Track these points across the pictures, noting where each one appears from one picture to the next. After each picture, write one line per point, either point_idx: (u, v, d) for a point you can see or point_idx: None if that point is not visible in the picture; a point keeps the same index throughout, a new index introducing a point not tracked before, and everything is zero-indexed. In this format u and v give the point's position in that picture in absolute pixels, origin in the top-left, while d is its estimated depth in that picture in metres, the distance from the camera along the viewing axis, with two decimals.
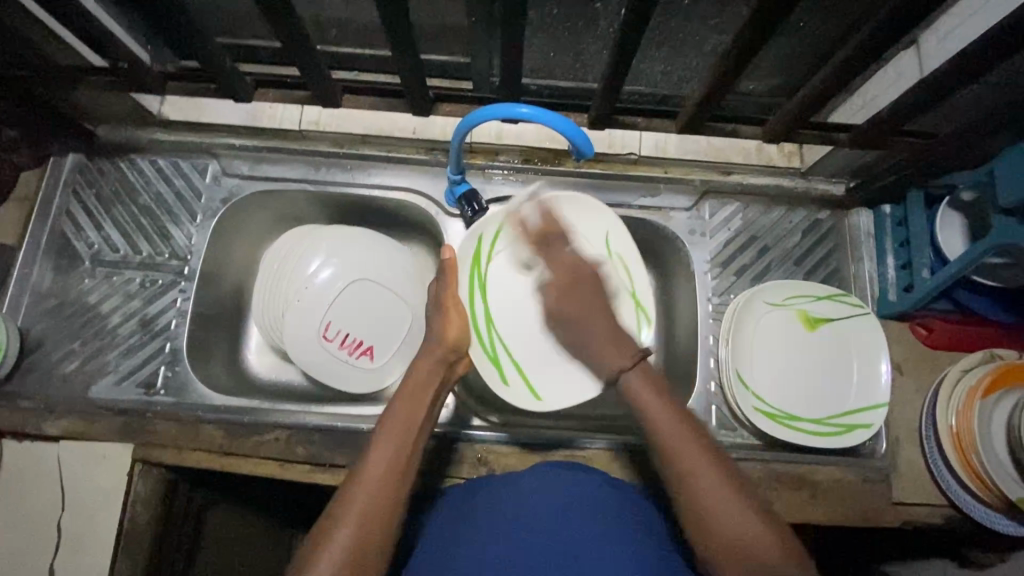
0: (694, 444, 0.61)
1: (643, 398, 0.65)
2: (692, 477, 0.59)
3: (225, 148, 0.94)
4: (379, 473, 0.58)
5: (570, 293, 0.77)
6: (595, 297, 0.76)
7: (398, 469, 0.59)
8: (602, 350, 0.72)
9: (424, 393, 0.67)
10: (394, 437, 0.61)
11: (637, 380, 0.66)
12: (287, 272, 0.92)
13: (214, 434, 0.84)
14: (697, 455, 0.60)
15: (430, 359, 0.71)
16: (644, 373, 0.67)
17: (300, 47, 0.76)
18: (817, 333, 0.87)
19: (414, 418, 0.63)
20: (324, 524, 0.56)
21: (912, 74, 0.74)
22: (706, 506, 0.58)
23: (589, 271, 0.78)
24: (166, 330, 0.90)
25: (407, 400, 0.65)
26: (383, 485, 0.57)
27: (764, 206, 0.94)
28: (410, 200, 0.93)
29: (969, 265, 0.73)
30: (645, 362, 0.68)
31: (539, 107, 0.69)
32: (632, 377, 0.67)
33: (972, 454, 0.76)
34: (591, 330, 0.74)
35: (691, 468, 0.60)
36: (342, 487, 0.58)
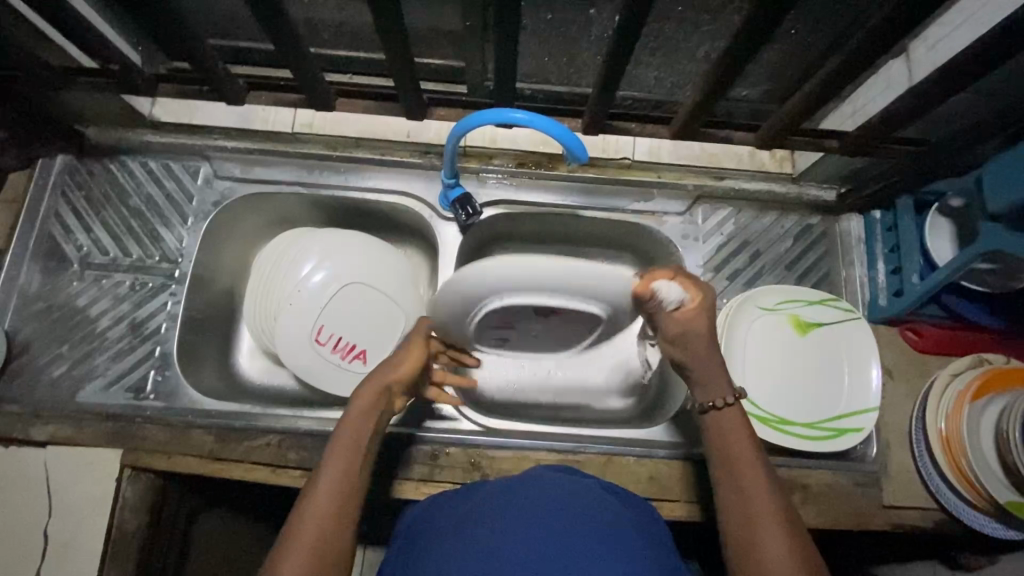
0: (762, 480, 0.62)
1: (728, 435, 0.65)
2: (743, 473, 0.62)
3: (217, 150, 0.93)
4: (327, 503, 0.58)
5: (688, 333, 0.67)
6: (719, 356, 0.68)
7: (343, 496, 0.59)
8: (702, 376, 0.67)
9: (367, 422, 0.65)
10: (341, 466, 0.61)
11: (733, 416, 0.66)
12: (279, 276, 0.91)
13: (204, 439, 0.83)
14: (761, 492, 0.61)
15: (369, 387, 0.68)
16: (737, 413, 0.66)
17: (293, 50, 0.75)
18: (809, 337, 0.88)
19: (358, 446, 0.63)
20: (276, 551, 0.56)
21: (902, 83, 0.75)
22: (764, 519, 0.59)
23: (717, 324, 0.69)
24: (156, 334, 0.89)
25: (349, 430, 0.64)
26: (331, 516, 0.58)
27: (756, 210, 0.94)
28: (402, 203, 0.93)
29: (959, 270, 0.74)
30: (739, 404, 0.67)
31: (533, 112, 0.68)
32: (726, 414, 0.66)
33: (961, 457, 0.77)
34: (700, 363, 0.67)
35: (750, 475, 0.62)
36: (295, 511, 0.58)
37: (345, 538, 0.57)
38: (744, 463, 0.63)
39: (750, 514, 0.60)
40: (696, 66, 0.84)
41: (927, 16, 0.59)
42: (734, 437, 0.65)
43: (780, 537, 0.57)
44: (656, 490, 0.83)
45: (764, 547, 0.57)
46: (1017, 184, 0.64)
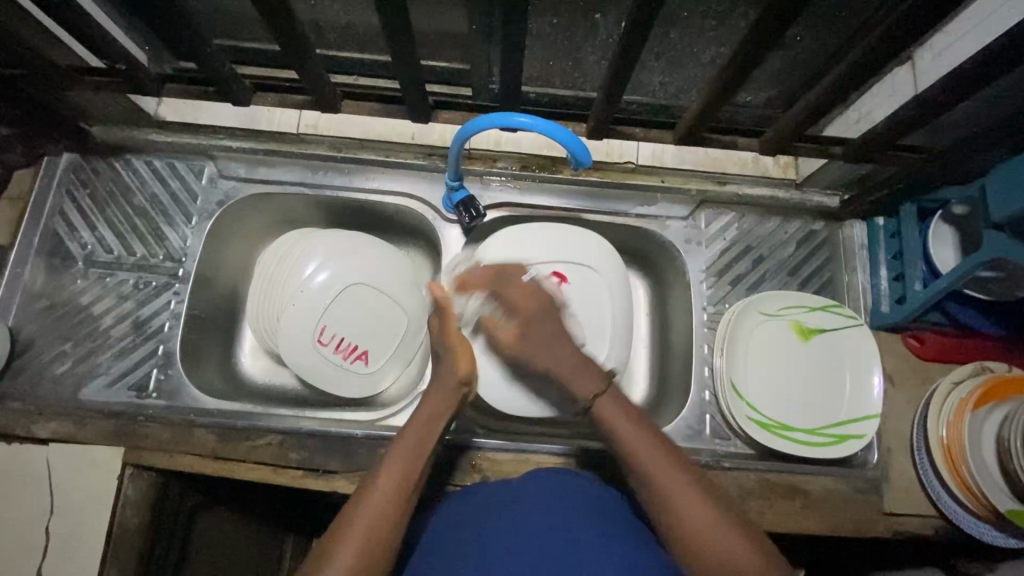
0: (662, 459, 0.63)
1: (613, 421, 0.66)
2: (644, 460, 0.63)
3: (222, 150, 0.94)
4: (385, 494, 0.60)
5: (530, 320, 0.75)
6: (559, 327, 0.74)
7: (398, 499, 0.60)
8: (567, 376, 0.70)
9: (434, 424, 0.68)
10: (403, 458, 0.64)
11: (611, 406, 0.67)
12: (282, 276, 0.91)
13: (207, 438, 0.83)
14: (669, 469, 0.62)
15: (437, 396, 0.71)
16: (616, 399, 0.68)
17: (299, 52, 0.76)
18: (811, 343, 0.88)
19: (423, 445, 0.65)
20: (330, 536, 0.58)
21: (907, 91, 0.75)
22: (678, 492, 0.61)
23: (539, 293, 0.78)
24: (159, 332, 0.89)
25: (418, 426, 0.67)
26: (386, 509, 0.59)
27: (759, 216, 0.94)
28: (406, 204, 0.93)
29: (960, 278, 0.74)
30: (610, 387, 0.69)
31: (538, 115, 0.69)
32: (604, 405, 0.67)
33: (962, 466, 0.77)
34: (562, 362, 0.71)
35: (647, 453, 0.64)
36: (354, 499, 0.61)
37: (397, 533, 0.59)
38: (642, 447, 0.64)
39: (663, 496, 0.61)
40: (702, 71, 0.84)
41: (934, 24, 0.59)
42: (619, 423, 0.66)
43: (693, 505, 0.59)
44: None
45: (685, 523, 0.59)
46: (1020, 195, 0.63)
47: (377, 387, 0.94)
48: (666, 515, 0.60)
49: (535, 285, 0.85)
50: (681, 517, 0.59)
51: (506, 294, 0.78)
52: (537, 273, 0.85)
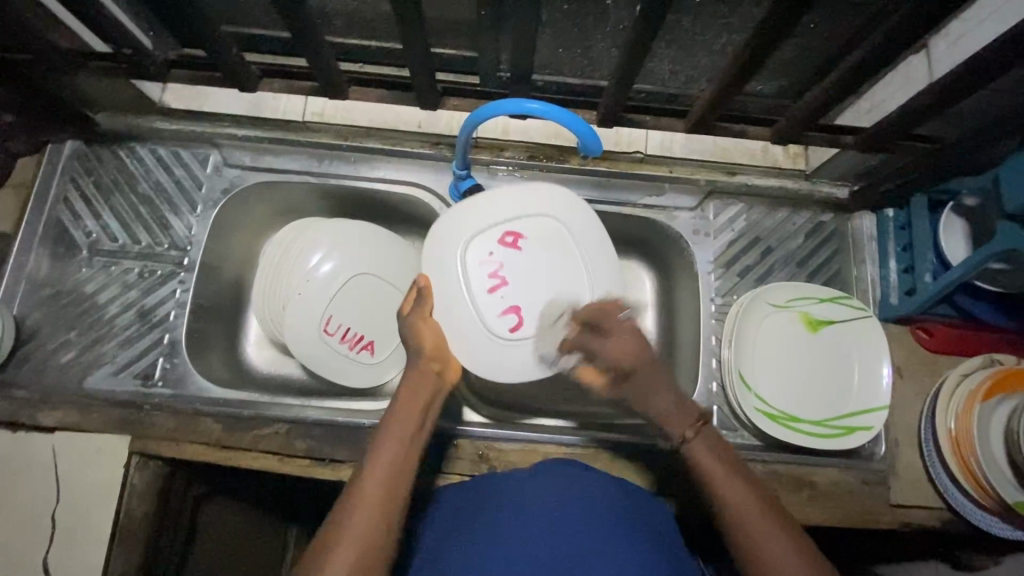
0: (745, 492, 0.62)
1: (701, 457, 0.65)
2: (727, 492, 0.62)
3: (228, 138, 0.93)
4: (376, 487, 0.59)
5: (627, 375, 0.69)
6: (663, 376, 0.69)
7: (391, 485, 0.60)
8: (660, 420, 0.69)
9: (415, 410, 0.66)
10: (388, 447, 0.63)
11: (702, 448, 0.65)
12: (288, 265, 0.91)
13: (213, 428, 0.83)
14: (751, 502, 0.61)
15: (412, 379, 0.69)
16: (705, 438, 0.66)
17: (307, 38, 0.75)
18: (819, 335, 0.87)
19: (407, 429, 0.64)
20: (324, 534, 0.57)
21: (922, 80, 0.74)
22: (759, 532, 0.59)
23: (651, 356, 0.69)
24: (165, 321, 0.88)
25: (402, 411, 0.66)
26: (378, 504, 0.58)
27: (768, 207, 0.94)
28: (413, 193, 0.92)
29: (972, 270, 0.73)
30: (706, 426, 0.67)
31: (549, 103, 0.68)
32: (696, 444, 0.66)
33: (970, 458, 0.77)
34: (654, 405, 0.69)
35: (730, 488, 0.62)
36: (344, 495, 0.60)
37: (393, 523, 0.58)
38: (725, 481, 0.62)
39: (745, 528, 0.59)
40: (713, 60, 0.83)
41: (953, 10, 0.58)
42: (706, 457, 0.65)
43: (774, 537, 0.58)
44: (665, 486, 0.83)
45: (769, 555, 0.57)
46: None
47: (383, 377, 0.94)
48: (742, 547, 0.59)
49: (491, 251, 0.72)
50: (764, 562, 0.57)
51: (603, 349, 0.70)
52: (489, 239, 0.72)
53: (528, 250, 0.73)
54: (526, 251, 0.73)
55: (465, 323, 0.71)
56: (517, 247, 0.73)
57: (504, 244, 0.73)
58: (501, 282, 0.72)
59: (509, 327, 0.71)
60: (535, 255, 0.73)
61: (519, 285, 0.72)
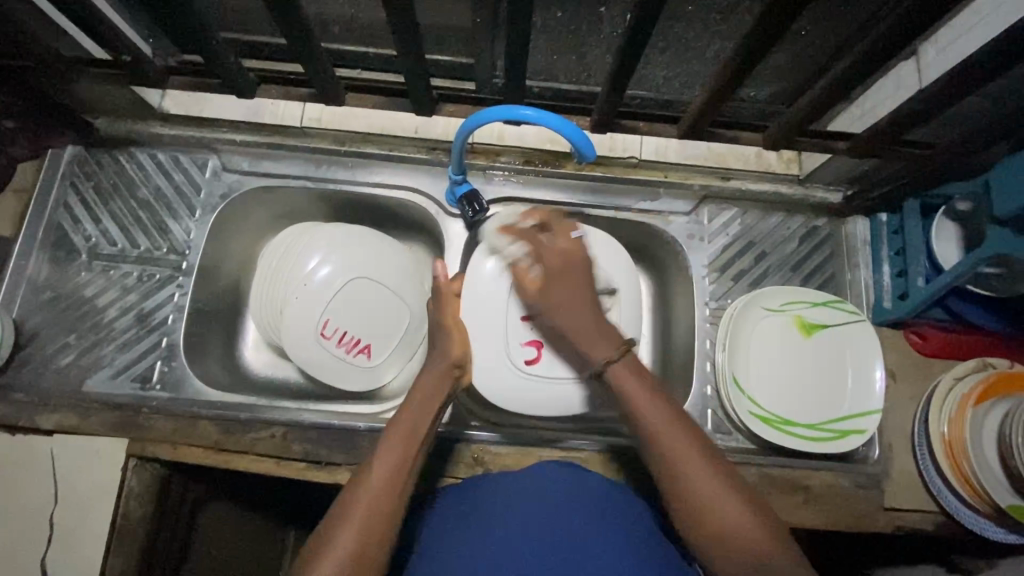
0: (689, 447, 0.62)
1: (636, 398, 0.65)
2: (664, 445, 0.62)
3: (226, 143, 0.94)
4: (380, 486, 0.59)
5: (557, 280, 0.73)
6: (585, 292, 0.72)
7: (398, 480, 0.60)
8: (579, 340, 0.70)
9: (430, 407, 0.67)
10: (397, 446, 0.63)
11: (623, 372, 0.66)
12: (286, 269, 0.92)
13: (210, 430, 0.84)
14: (694, 454, 0.61)
15: (430, 378, 0.71)
16: (629, 362, 0.67)
17: (304, 45, 0.76)
18: (813, 339, 0.88)
19: (417, 430, 0.65)
20: (330, 519, 0.58)
21: (911, 86, 0.75)
22: (688, 464, 0.61)
23: (583, 261, 0.74)
24: (163, 325, 0.89)
25: (413, 410, 0.66)
26: (383, 503, 0.58)
27: (762, 211, 0.94)
28: (410, 198, 0.93)
29: (964, 274, 0.74)
30: (629, 355, 0.68)
31: (542, 109, 0.69)
32: (619, 369, 0.67)
33: (963, 461, 0.77)
34: (579, 323, 0.70)
35: (665, 439, 0.62)
36: (350, 485, 0.61)
37: (394, 522, 0.58)
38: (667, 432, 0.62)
39: (681, 481, 0.61)
40: (706, 66, 0.84)
41: (939, 17, 0.59)
42: (630, 390, 0.65)
43: (714, 490, 0.60)
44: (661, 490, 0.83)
45: (715, 512, 0.59)
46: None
47: (380, 381, 0.95)
48: (675, 495, 0.61)
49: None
50: (692, 495, 0.60)
51: (545, 246, 0.75)
52: None
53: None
54: None
55: (497, 343, 0.85)
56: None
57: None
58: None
59: (526, 358, 0.85)
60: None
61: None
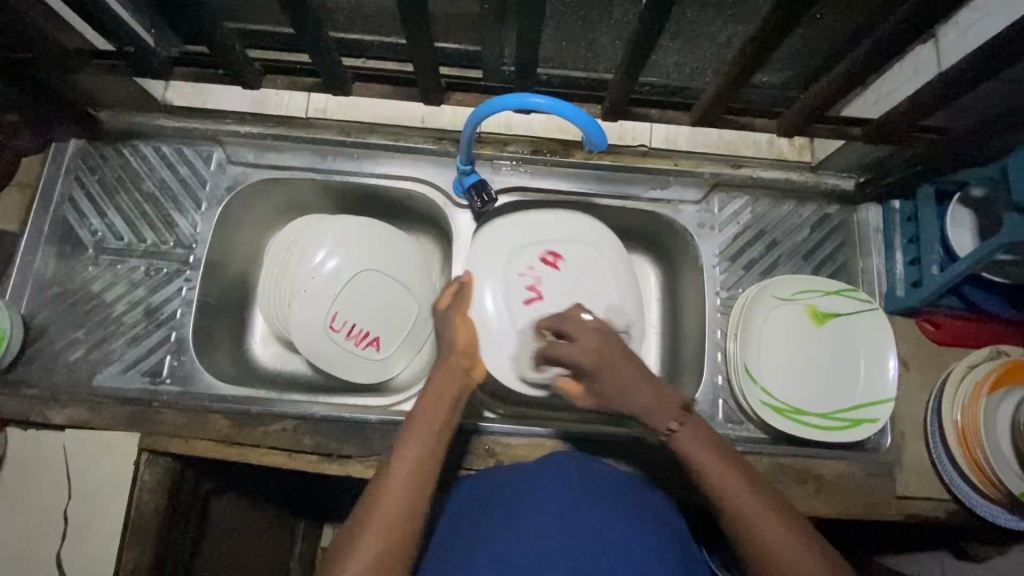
0: (766, 509, 0.56)
1: (702, 464, 0.60)
2: (742, 512, 0.57)
3: (231, 135, 0.93)
4: (404, 482, 0.58)
5: (595, 370, 0.67)
6: (631, 366, 0.65)
7: (421, 476, 0.59)
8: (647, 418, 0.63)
9: (447, 400, 0.67)
10: (419, 440, 0.62)
11: (688, 435, 0.62)
12: (293, 262, 0.91)
13: (221, 424, 0.84)
14: (772, 520, 0.56)
15: (445, 369, 0.70)
16: (692, 424, 0.62)
17: (310, 34, 0.74)
18: (825, 328, 0.87)
19: (437, 423, 0.63)
20: (354, 519, 0.57)
21: (929, 70, 0.73)
22: (760, 523, 0.56)
23: (617, 344, 0.68)
24: (172, 319, 0.89)
25: (433, 403, 0.66)
26: (407, 497, 0.57)
27: (774, 199, 0.93)
28: (417, 189, 0.92)
29: (980, 262, 0.73)
30: (692, 417, 0.63)
31: (554, 97, 0.68)
32: (680, 436, 0.62)
33: (976, 449, 0.77)
34: (631, 392, 0.64)
35: (740, 502, 0.57)
36: (373, 482, 0.60)
37: (419, 516, 0.57)
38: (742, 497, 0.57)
39: (764, 550, 0.55)
40: (718, 51, 0.83)
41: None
42: (700, 461, 0.60)
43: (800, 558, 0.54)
44: (673, 480, 0.83)
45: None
46: None
47: (389, 373, 0.95)
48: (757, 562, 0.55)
49: (530, 267, 0.86)
50: (768, 554, 0.55)
51: (569, 347, 0.70)
52: (531, 255, 0.87)
53: (565, 271, 0.87)
54: (562, 270, 0.87)
55: (506, 332, 0.84)
56: (554, 267, 0.87)
57: (543, 262, 0.87)
58: (536, 295, 0.85)
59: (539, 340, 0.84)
60: (570, 276, 0.87)
61: (552, 300, 0.85)
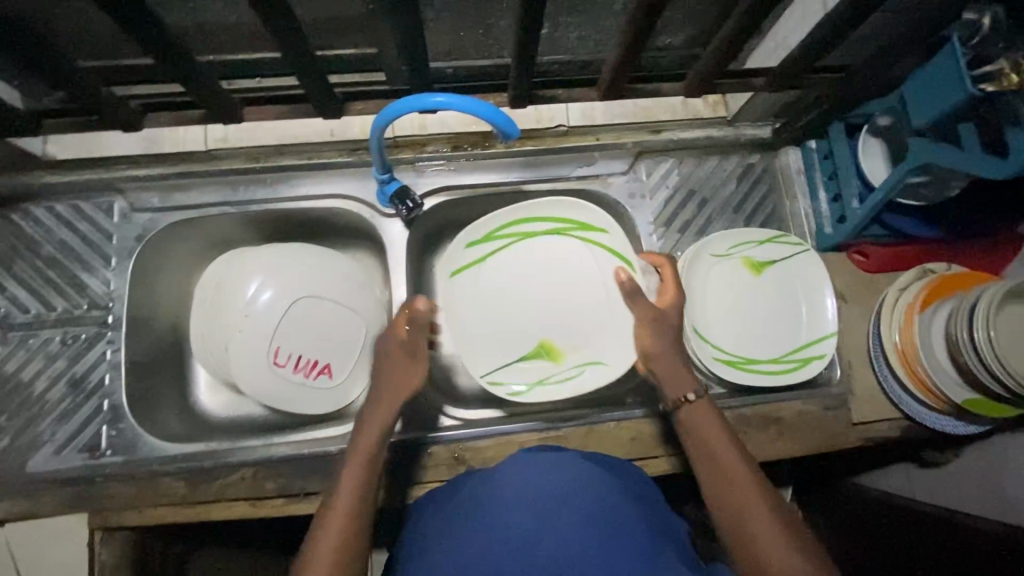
0: (744, 481, 0.65)
1: (699, 435, 0.69)
2: (726, 477, 0.65)
3: (130, 181, 0.87)
4: (345, 505, 0.64)
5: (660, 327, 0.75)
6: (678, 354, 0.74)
7: (358, 496, 0.65)
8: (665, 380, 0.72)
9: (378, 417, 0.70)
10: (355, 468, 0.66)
11: (694, 418, 0.70)
12: (224, 303, 0.87)
13: (175, 486, 0.79)
14: (748, 497, 0.63)
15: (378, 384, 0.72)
16: (702, 408, 0.70)
17: (180, 62, 0.69)
18: (763, 276, 0.89)
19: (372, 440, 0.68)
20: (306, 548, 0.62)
21: (816, 10, 0.75)
22: (737, 492, 0.64)
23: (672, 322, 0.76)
24: (101, 387, 0.83)
25: (366, 430, 0.69)
26: (345, 525, 0.63)
27: (697, 158, 0.94)
28: (340, 206, 0.89)
29: (898, 187, 0.75)
30: (702, 400, 0.71)
31: (454, 93, 0.65)
32: (687, 418, 0.70)
33: (918, 366, 0.81)
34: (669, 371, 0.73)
35: (718, 463, 0.66)
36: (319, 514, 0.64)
37: (360, 539, 0.63)
38: (728, 467, 0.66)
39: (733, 504, 0.64)
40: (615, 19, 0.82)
41: None
42: (703, 432, 0.69)
43: (767, 531, 0.61)
44: (643, 450, 0.84)
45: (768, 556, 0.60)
46: (936, 102, 0.66)
47: (347, 398, 0.91)
48: (728, 523, 0.64)
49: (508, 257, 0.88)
50: (751, 540, 0.61)
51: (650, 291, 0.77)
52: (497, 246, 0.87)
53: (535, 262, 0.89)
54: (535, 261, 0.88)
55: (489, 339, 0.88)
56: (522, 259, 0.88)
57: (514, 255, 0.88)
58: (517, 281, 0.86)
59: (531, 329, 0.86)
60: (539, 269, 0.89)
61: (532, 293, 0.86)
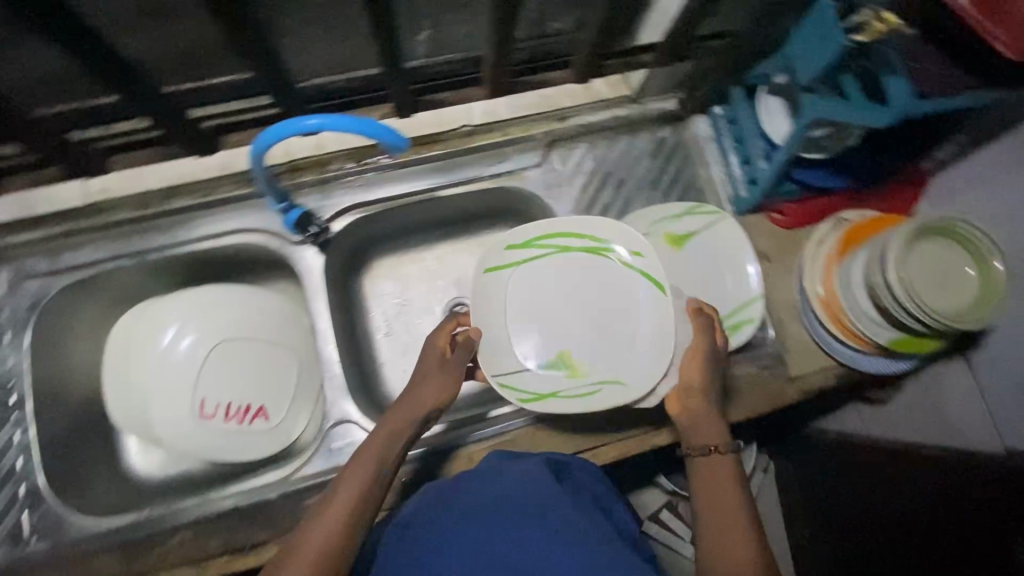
0: (739, 541, 0.58)
1: (710, 483, 0.64)
2: (724, 531, 0.59)
3: (14, 249, 0.82)
4: (346, 501, 0.61)
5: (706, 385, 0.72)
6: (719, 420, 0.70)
7: (362, 496, 0.62)
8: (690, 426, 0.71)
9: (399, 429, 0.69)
10: (356, 474, 0.64)
11: (711, 467, 0.66)
12: (139, 361, 0.83)
13: (110, 562, 0.75)
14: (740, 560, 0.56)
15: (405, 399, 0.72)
16: (722, 464, 0.65)
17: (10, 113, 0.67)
18: (685, 250, 0.89)
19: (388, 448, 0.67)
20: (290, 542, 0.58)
21: None
22: (731, 549, 0.58)
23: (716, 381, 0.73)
24: (15, 472, 0.78)
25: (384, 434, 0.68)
26: (339, 522, 0.59)
27: (607, 140, 0.94)
28: (247, 240, 0.85)
29: (799, 143, 0.74)
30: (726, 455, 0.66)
31: (327, 114, 0.62)
32: (701, 464, 0.67)
33: (841, 313, 0.83)
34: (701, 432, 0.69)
35: (723, 515, 0.61)
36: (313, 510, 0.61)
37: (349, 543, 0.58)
38: (729, 521, 0.60)
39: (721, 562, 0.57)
40: None
41: None
42: (716, 483, 0.64)
43: None
44: (594, 442, 0.83)
45: None
46: (820, 55, 0.67)
47: (289, 438, 0.87)
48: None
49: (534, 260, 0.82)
50: None
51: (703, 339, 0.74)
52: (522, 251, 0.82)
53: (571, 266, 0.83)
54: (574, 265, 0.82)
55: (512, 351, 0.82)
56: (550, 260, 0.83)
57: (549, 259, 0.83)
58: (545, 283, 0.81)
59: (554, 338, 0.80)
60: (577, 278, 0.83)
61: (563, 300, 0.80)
